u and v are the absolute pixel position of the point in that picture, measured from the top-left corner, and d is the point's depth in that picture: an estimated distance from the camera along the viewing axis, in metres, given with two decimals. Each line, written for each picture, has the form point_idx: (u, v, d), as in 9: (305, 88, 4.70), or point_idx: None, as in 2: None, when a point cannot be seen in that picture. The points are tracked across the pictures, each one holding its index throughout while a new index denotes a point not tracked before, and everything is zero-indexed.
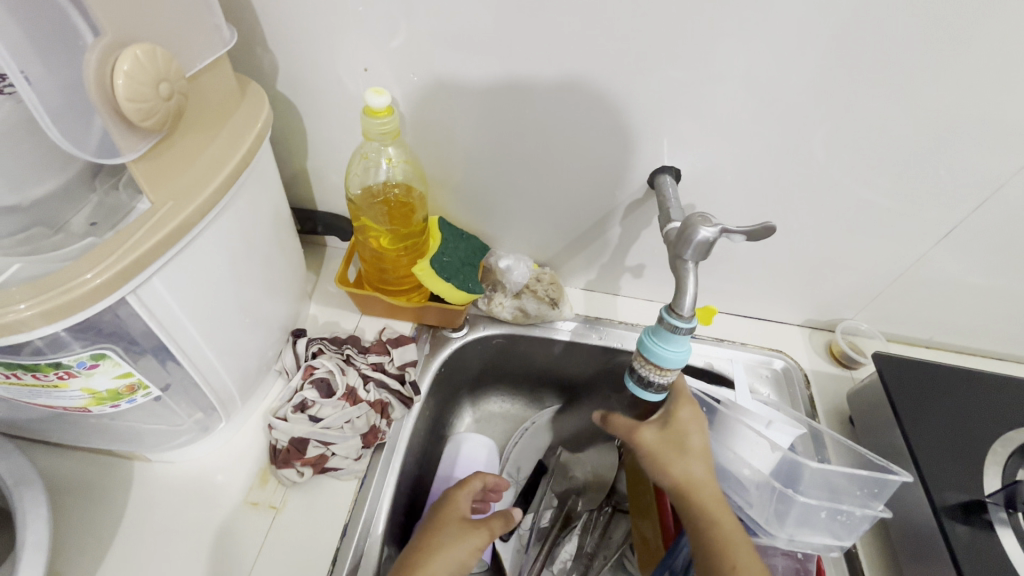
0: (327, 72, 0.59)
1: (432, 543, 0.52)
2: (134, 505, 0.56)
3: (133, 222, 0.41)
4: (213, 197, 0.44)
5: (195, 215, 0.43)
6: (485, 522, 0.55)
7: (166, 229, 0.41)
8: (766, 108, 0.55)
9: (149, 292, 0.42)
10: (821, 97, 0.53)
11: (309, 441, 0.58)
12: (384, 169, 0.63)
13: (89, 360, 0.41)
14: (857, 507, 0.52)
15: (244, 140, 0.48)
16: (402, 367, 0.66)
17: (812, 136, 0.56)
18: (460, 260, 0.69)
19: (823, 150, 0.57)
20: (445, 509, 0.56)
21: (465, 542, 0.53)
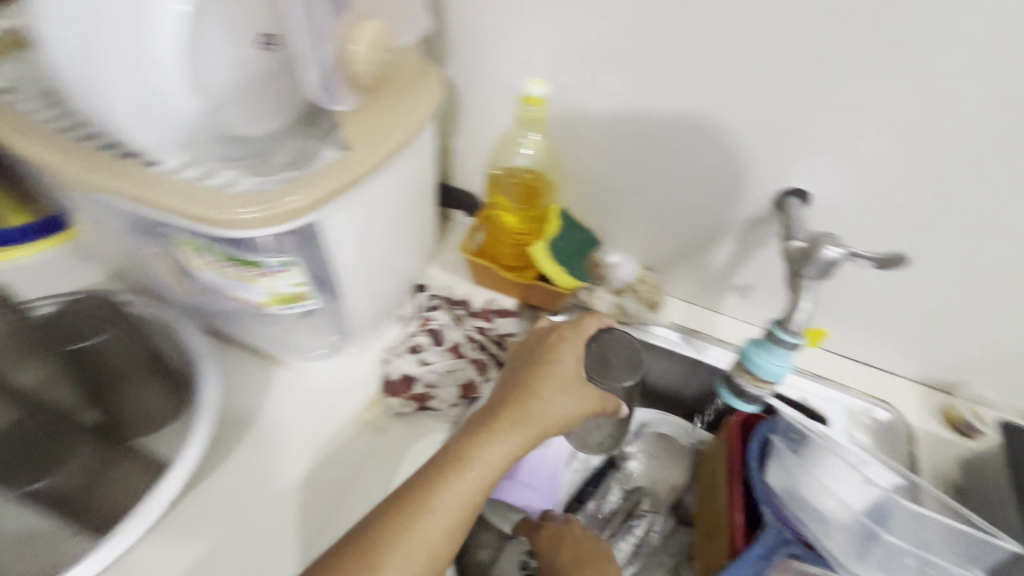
0: (490, 62, 0.66)
1: (538, 392, 0.52)
2: (267, 400, 0.65)
3: (325, 165, 0.48)
4: (388, 153, 0.51)
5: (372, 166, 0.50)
6: (602, 394, 0.55)
7: (350, 173, 0.48)
8: (919, 143, 0.53)
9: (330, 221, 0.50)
10: (986, 140, 0.51)
11: (417, 379, 0.66)
12: (524, 152, 0.70)
13: (280, 265, 0.49)
14: (948, 563, 0.51)
15: (417, 105, 0.54)
16: (502, 335, 0.73)
17: (967, 181, 0.54)
18: (574, 248, 0.74)
19: (977, 198, 0.55)
20: (568, 355, 0.55)
21: (581, 404, 0.53)
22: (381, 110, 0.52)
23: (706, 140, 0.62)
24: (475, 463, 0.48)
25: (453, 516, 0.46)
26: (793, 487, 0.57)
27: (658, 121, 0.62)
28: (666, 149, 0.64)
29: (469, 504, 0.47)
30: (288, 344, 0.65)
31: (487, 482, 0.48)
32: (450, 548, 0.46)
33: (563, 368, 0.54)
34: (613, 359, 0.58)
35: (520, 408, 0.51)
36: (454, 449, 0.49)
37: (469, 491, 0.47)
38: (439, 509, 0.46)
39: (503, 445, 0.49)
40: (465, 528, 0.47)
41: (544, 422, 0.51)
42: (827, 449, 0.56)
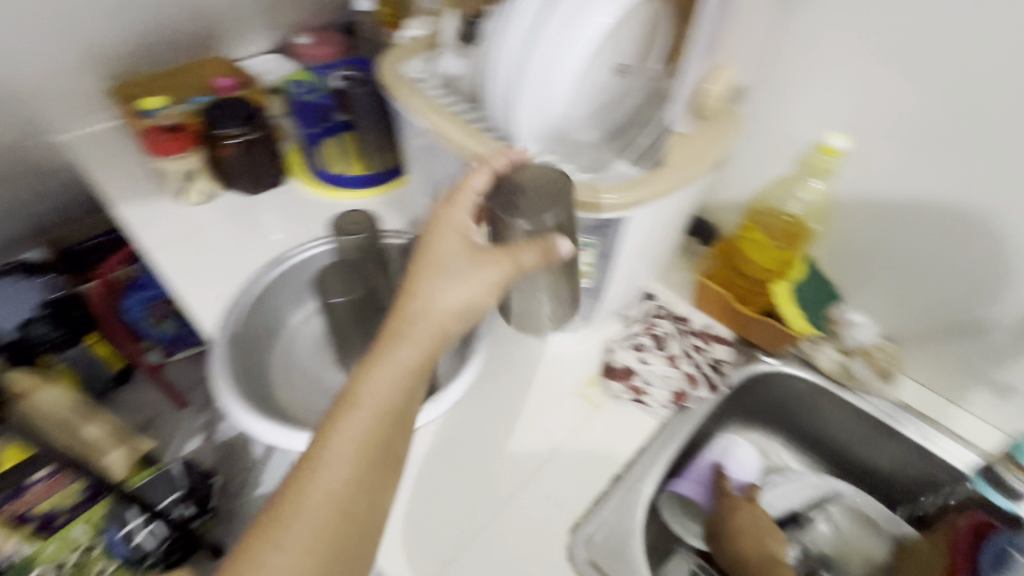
0: (786, 109, 0.71)
1: (421, 265, 0.50)
2: (507, 352, 0.77)
3: (645, 176, 0.57)
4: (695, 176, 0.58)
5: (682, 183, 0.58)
6: (511, 249, 0.48)
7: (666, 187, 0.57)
8: None
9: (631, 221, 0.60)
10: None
11: (636, 373, 0.73)
12: (797, 197, 0.72)
13: (581, 244, 0.61)
14: None
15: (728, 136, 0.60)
16: (717, 359, 0.77)
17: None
18: (814, 299, 0.74)
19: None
20: (439, 220, 0.52)
21: (479, 275, 0.48)
22: (697, 137, 0.59)
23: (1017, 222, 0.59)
24: (366, 398, 0.45)
25: (352, 448, 0.44)
26: None
27: (959, 197, 0.62)
28: (963, 226, 0.63)
29: (368, 442, 0.44)
30: (537, 310, 0.77)
31: (399, 397, 0.46)
32: (370, 473, 0.44)
33: (440, 247, 0.50)
34: (528, 185, 0.52)
35: (406, 314, 0.48)
36: (353, 381, 0.46)
37: (361, 426, 0.44)
38: (341, 450, 0.43)
39: (399, 356, 0.47)
40: (375, 462, 0.44)
41: (427, 325, 0.48)
42: None
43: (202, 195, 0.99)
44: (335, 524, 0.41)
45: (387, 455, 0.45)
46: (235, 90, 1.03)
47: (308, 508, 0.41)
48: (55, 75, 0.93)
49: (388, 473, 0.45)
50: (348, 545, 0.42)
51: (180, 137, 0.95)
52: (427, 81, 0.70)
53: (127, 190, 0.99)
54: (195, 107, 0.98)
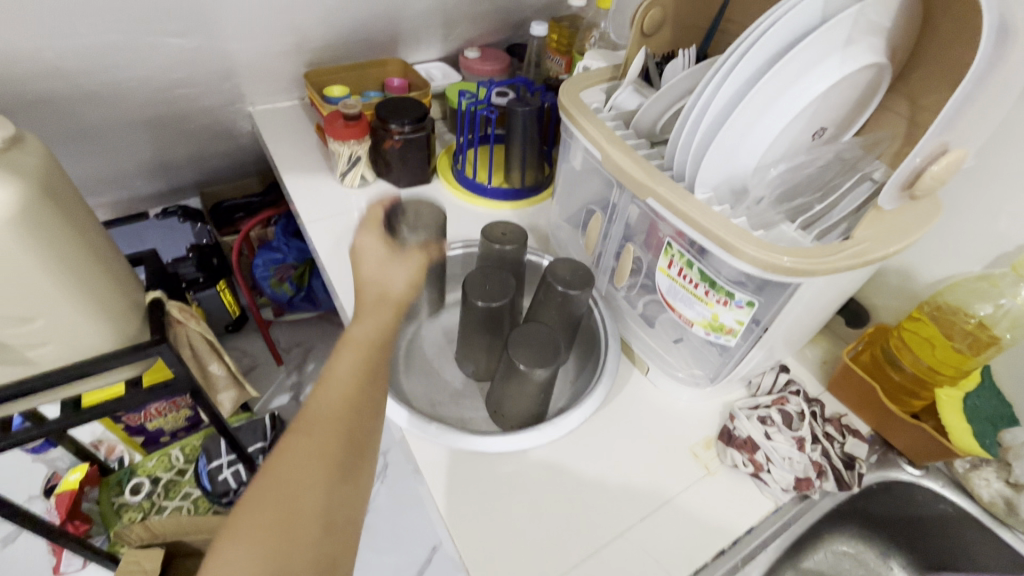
0: (990, 206, 0.65)
1: (379, 271, 0.62)
2: (623, 391, 0.75)
3: (838, 245, 0.53)
4: (894, 253, 0.53)
5: (878, 259, 0.52)
6: (425, 249, 0.67)
7: (864, 259, 0.52)
8: None
9: (806, 288, 0.55)
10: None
11: (760, 449, 0.67)
12: (995, 303, 0.63)
13: (741, 302, 0.58)
14: None
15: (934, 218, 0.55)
16: (852, 456, 0.69)
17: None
18: (983, 416, 0.66)
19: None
20: (362, 242, 0.65)
21: (412, 261, 0.64)
22: (900, 213, 0.54)
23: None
24: (359, 341, 0.56)
25: (351, 366, 0.53)
26: None
27: None
28: None
29: (357, 374, 0.53)
30: (661, 356, 0.74)
31: (371, 346, 0.56)
32: (373, 380, 0.54)
33: (371, 253, 0.64)
34: (419, 213, 0.74)
35: (371, 299, 0.60)
36: (341, 342, 0.56)
37: (355, 356, 0.54)
38: (337, 387, 0.52)
39: (378, 307, 0.59)
40: (367, 390, 0.52)
41: (390, 303, 0.60)
42: None
43: (360, 180, 1.07)
44: (337, 438, 0.48)
45: (375, 387, 0.53)
46: (405, 92, 1.12)
47: (311, 418, 0.50)
48: (268, 58, 1.07)
49: (382, 391, 0.54)
50: (349, 457, 0.48)
51: (355, 126, 1.01)
52: (601, 110, 0.73)
53: (298, 164, 1.10)
54: (368, 103, 1.09)
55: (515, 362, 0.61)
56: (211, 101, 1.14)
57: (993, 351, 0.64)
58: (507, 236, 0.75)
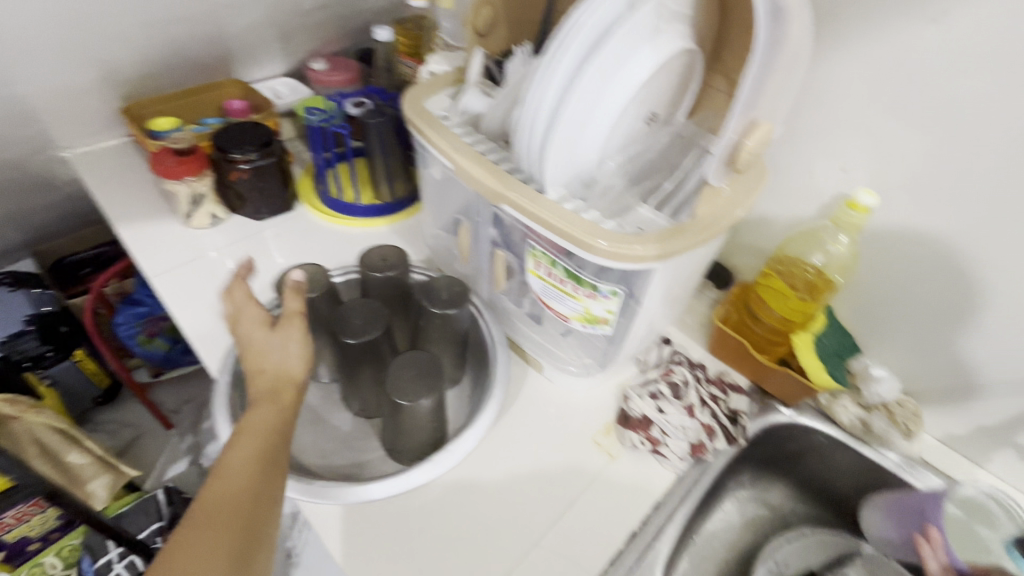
0: (808, 163, 0.72)
1: (256, 350, 0.59)
2: (521, 396, 0.75)
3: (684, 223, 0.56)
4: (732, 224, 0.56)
5: (721, 231, 0.56)
6: (289, 315, 0.61)
7: (709, 234, 0.55)
8: None
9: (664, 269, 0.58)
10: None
11: (654, 424, 0.69)
12: (826, 251, 0.70)
13: (607, 293, 0.59)
14: None
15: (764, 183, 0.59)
16: (735, 411, 0.75)
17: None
18: (833, 350, 0.73)
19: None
20: (247, 317, 0.63)
21: (290, 335, 0.60)
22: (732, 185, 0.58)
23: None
24: (259, 421, 0.53)
25: (250, 451, 0.50)
26: None
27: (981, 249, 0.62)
28: (992, 278, 0.63)
29: (258, 454, 0.50)
30: (552, 352, 0.75)
31: (273, 429, 0.53)
32: (274, 463, 0.51)
33: (250, 331, 0.61)
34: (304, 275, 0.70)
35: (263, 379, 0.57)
36: (237, 428, 0.52)
37: (253, 433, 0.52)
38: (235, 471, 0.49)
39: (270, 371, 0.57)
40: (274, 476, 0.50)
41: (286, 384, 0.57)
42: None
43: (211, 219, 0.97)
44: (241, 528, 0.45)
45: (277, 464, 0.51)
46: (247, 114, 1.02)
47: (201, 508, 0.46)
48: (72, 96, 0.92)
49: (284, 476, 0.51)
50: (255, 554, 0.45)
51: (192, 161, 0.92)
52: (448, 115, 0.71)
53: (135, 211, 0.97)
54: (207, 132, 0.98)
55: (395, 398, 0.58)
56: (12, 152, 0.96)
57: (829, 292, 0.72)
58: (388, 260, 0.70)
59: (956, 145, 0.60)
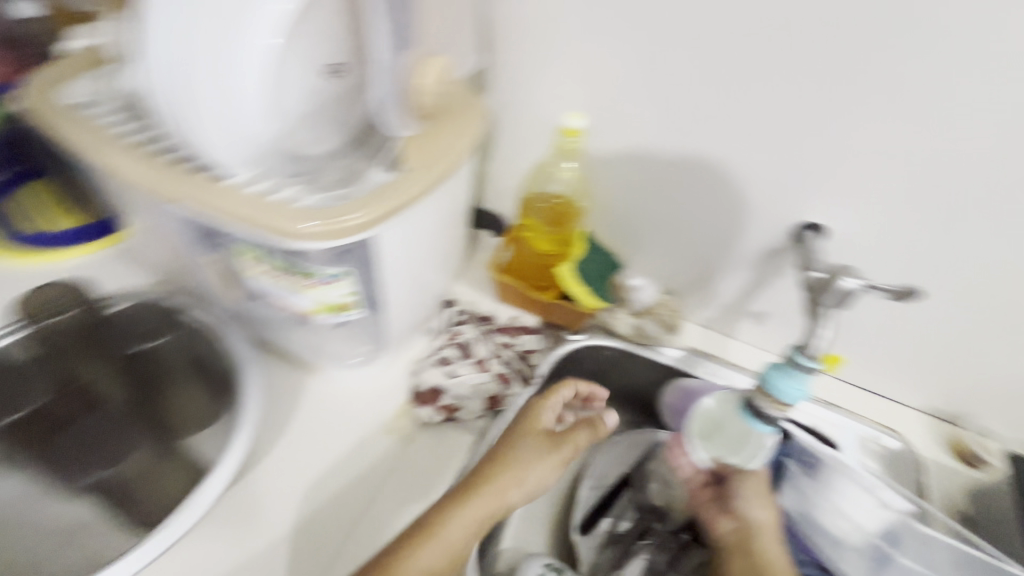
0: (528, 92, 0.70)
1: None
2: (296, 409, 0.66)
3: (383, 186, 0.51)
4: (435, 180, 0.53)
5: (423, 190, 0.52)
6: None
7: (407, 196, 0.51)
8: (938, 179, 0.57)
9: (379, 238, 0.52)
10: (1005, 177, 0.54)
11: (445, 392, 0.68)
12: (556, 179, 0.74)
13: (334, 275, 0.53)
14: None
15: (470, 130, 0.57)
16: (525, 352, 0.76)
17: (987, 213, 0.57)
18: (596, 272, 0.78)
19: (994, 228, 0.58)
20: None
21: None
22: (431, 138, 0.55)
23: (752, 161, 0.64)
24: None
25: None
26: (808, 507, 0.64)
27: (681, 145, 0.66)
28: (698, 172, 0.68)
29: None
30: (322, 348, 0.67)
31: None
32: None
33: None
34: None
35: None
36: None
37: None
38: None
39: None
40: None
41: None
42: (839, 471, 0.61)
43: None
44: None
45: None
46: None
47: None
48: None
49: None
50: None
51: None
52: (93, 101, 0.56)
53: None
54: None
55: None
56: None
57: (575, 219, 0.77)
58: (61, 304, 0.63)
59: (636, 54, 0.62)
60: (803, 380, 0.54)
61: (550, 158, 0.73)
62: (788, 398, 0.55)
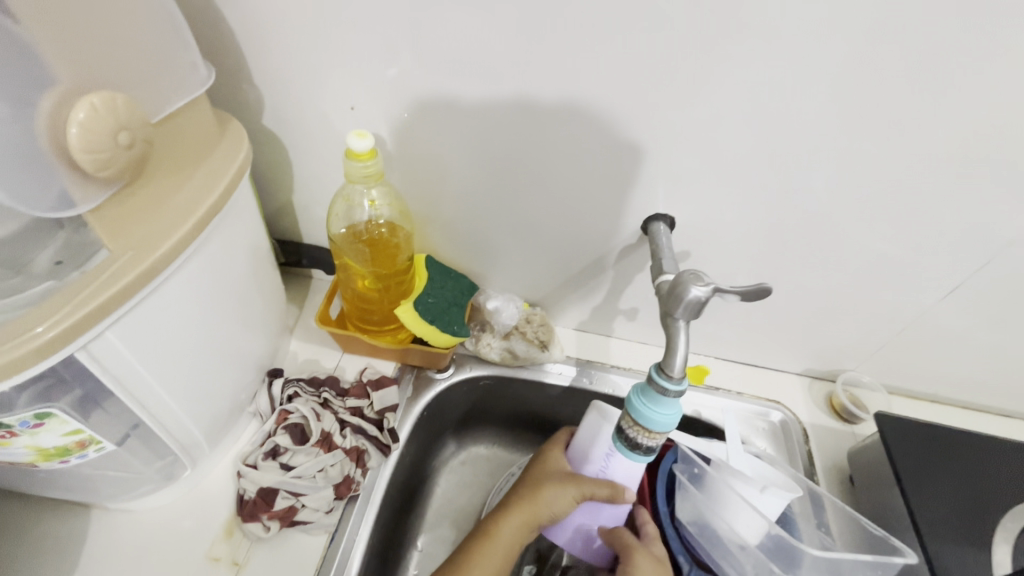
0: (314, 108, 0.58)
1: None
2: (86, 561, 0.52)
3: (92, 274, 0.38)
4: (184, 241, 0.42)
5: (167, 257, 0.41)
6: None
7: (138, 268, 0.39)
8: (766, 150, 0.53)
9: (102, 345, 0.39)
10: (828, 139, 0.51)
11: (278, 493, 0.55)
12: (366, 211, 0.62)
13: (33, 420, 0.39)
14: None
15: (223, 176, 0.46)
16: (381, 412, 0.64)
17: (818, 178, 0.54)
18: (447, 301, 0.67)
19: (828, 192, 0.55)
20: None
21: None
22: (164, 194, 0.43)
23: (581, 155, 0.56)
24: None
25: None
26: (702, 523, 0.58)
27: (500, 147, 0.57)
28: (529, 174, 0.59)
29: None
30: (99, 487, 0.51)
31: None
32: None
33: None
34: None
35: None
36: None
37: None
38: None
39: None
40: None
41: None
42: (722, 483, 0.55)
43: None
44: None
45: None
46: None
47: None
48: None
49: None
50: None
51: None
52: None
53: None
54: None
55: None
56: None
57: (406, 248, 0.64)
58: None
59: (420, 47, 0.51)
60: (670, 406, 0.48)
61: (349, 185, 0.59)
62: (657, 427, 0.49)
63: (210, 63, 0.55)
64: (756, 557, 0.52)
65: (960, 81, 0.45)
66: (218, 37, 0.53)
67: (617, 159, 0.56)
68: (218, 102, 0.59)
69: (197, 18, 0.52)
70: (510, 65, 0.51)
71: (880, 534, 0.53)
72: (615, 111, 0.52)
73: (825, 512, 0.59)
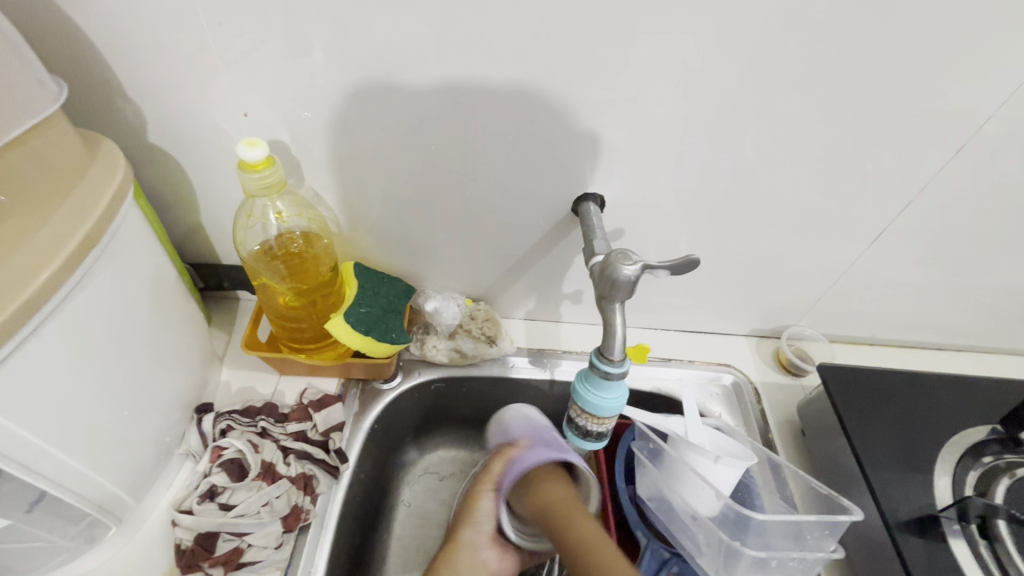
0: (204, 118, 0.53)
1: None
2: None
3: None
4: (54, 279, 0.38)
5: (33, 299, 0.36)
6: None
7: (3, 314, 0.35)
8: (685, 115, 0.52)
9: None
10: (742, 100, 0.50)
11: (219, 537, 0.51)
12: (273, 225, 0.58)
13: None
14: (810, 550, 0.51)
15: (95, 207, 0.41)
16: (326, 433, 0.61)
17: (739, 140, 0.54)
18: (382, 308, 0.64)
19: (750, 153, 0.55)
20: None
21: None
22: (26, 231, 0.39)
23: (497, 143, 0.54)
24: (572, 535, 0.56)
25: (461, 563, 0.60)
26: (660, 499, 0.58)
27: (417, 143, 0.55)
28: (449, 165, 0.57)
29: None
30: None
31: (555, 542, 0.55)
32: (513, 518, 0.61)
33: None
34: None
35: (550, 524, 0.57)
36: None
37: None
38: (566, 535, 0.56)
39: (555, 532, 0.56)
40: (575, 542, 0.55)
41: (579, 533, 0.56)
42: (678, 459, 0.55)
43: None
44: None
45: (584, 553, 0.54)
46: None
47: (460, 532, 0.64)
48: None
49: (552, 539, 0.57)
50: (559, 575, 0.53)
51: None
52: None
53: None
54: None
55: None
56: None
57: (327, 258, 0.61)
58: None
59: (307, 40, 0.47)
60: (614, 388, 0.48)
61: (248, 200, 0.56)
62: (604, 412, 0.49)
63: (73, 79, 0.50)
64: (707, 526, 0.52)
65: (861, 24, 0.45)
66: (75, 48, 0.48)
67: (535, 142, 0.54)
68: (94, 121, 0.53)
69: (48, 29, 0.46)
70: (407, 52, 0.47)
71: (829, 492, 0.54)
72: (526, 90, 0.50)
73: (787, 486, 0.59)
